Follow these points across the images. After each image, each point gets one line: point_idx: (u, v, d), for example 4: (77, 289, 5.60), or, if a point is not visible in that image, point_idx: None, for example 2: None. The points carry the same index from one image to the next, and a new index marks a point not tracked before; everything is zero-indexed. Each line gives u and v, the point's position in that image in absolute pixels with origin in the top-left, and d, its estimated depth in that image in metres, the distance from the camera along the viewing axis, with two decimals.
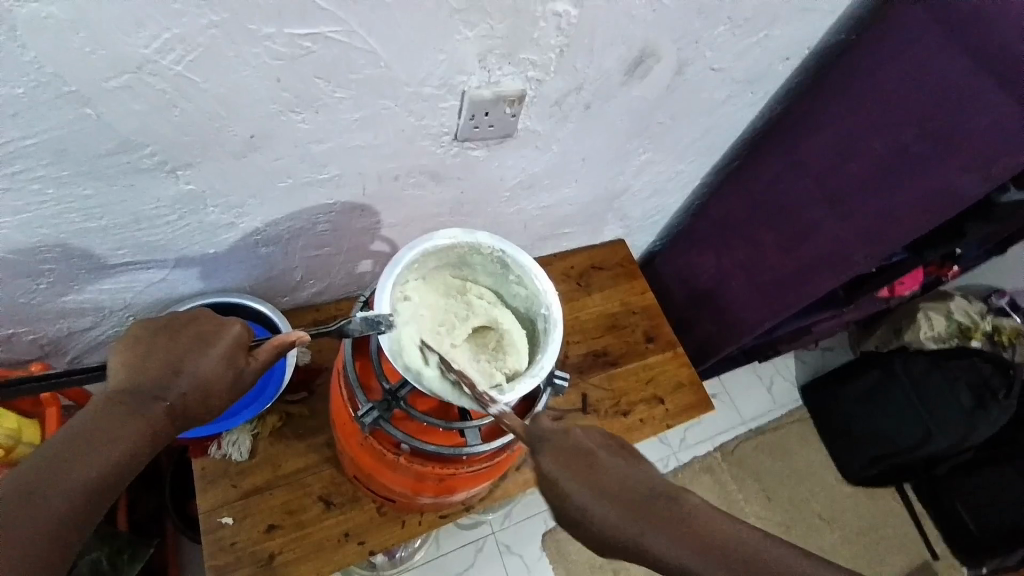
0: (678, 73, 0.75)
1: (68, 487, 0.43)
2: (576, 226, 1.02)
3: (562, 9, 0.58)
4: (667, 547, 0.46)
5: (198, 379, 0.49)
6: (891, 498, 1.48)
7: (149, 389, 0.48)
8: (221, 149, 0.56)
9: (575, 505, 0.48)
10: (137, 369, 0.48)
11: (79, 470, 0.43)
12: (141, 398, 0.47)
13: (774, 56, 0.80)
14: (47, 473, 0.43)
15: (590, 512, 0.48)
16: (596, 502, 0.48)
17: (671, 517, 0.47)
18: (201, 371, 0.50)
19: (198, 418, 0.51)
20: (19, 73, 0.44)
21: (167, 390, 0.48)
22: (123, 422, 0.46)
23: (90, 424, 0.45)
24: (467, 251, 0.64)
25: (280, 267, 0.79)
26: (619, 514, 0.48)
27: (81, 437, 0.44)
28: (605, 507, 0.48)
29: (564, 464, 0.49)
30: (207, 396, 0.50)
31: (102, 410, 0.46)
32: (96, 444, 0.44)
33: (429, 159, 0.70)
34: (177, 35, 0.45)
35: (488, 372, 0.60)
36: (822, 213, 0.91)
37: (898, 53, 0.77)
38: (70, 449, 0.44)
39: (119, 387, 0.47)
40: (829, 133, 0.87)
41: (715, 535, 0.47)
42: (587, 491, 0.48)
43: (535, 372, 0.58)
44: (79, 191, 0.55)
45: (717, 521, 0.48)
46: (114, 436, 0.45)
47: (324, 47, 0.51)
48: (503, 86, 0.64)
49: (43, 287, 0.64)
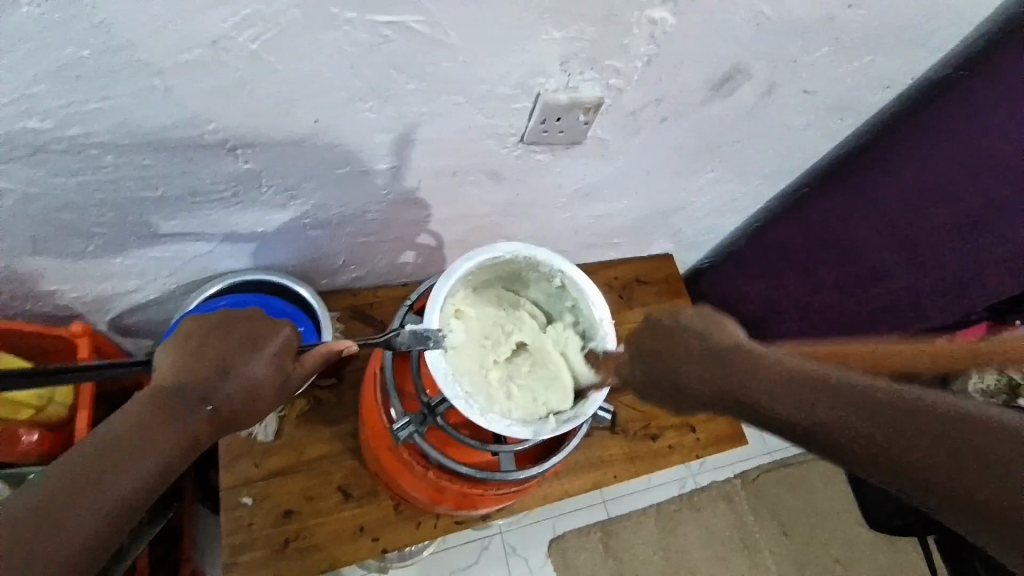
0: (765, 93, 0.70)
1: (100, 502, 0.39)
2: (626, 238, 0.97)
3: (659, 17, 0.53)
4: (730, 378, 0.49)
5: (245, 382, 0.47)
6: (912, 550, 1.43)
7: (192, 394, 0.45)
8: (285, 133, 0.54)
9: (712, 390, 0.50)
10: (180, 371, 0.46)
11: (113, 483, 0.39)
12: (185, 403, 0.44)
13: (871, 86, 0.74)
14: (75, 488, 0.38)
15: (717, 386, 0.49)
16: (724, 382, 0.49)
17: (804, 391, 0.44)
18: (248, 376, 0.47)
19: (238, 424, 0.47)
20: (88, 36, 0.41)
21: (212, 395, 0.45)
22: (160, 426, 0.42)
23: (126, 429, 0.41)
24: (514, 262, 0.61)
25: (325, 251, 0.77)
26: (757, 396, 0.47)
27: (116, 441, 0.41)
28: (734, 383, 0.48)
29: (686, 358, 0.53)
30: (251, 403, 0.47)
31: (140, 413, 0.42)
32: (132, 452, 0.41)
33: (490, 159, 0.67)
34: (256, 12, 0.43)
35: (528, 405, 0.59)
36: (894, 260, 0.86)
37: (1010, 98, 0.69)
38: (102, 459, 0.40)
39: (159, 389, 0.44)
40: (917, 176, 0.80)
41: (862, 400, 0.42)
42: (709, 378, 0.50)
43: (580, 413, 0.57)
44: (137, 160, 0.53)
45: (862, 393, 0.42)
46: (153, 444, 0.42)
47: (404, 37, 0.48)
48: (581, 92, 0.60)
49: (91, 249, 0.63)
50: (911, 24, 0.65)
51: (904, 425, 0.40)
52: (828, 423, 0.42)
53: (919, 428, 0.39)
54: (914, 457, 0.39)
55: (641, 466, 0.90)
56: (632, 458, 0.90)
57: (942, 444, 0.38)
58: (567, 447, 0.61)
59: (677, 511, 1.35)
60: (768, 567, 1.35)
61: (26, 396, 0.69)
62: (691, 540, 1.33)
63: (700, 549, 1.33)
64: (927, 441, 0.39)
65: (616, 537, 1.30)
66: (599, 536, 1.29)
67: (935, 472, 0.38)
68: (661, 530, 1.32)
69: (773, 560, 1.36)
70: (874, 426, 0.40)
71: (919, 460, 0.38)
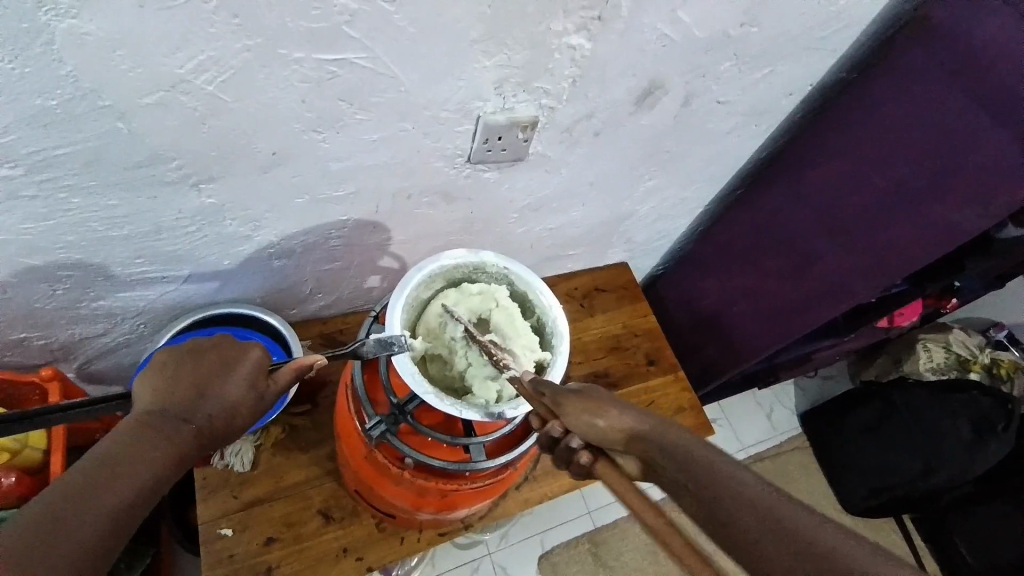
0: (684, 105, 0.78)
1: (97, 513, 0.40)
2: (581, 248, 1.03)
3: (576, 42, 0.60)
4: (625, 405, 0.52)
5: (226, 401, 0.51)
6: (891, 530, 1.49)
7: (177, 413, 0.48)
8: (245, 165, 0.58)
9: (717, 499, 0.40)
10: (163, 393, 0.50)
11: (111, 490, 0.41)
12: (170, 420, 0.47)
13: (778, 91, 0.83)
14: (70, 499, 0.40)
15: (736, 496, 0.40)
16: (751, 504, 0.39)
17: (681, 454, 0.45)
18: (228, 393, 0.52)
19: (219, 439, 0.52)
20: (57, 86, 0.45)
21: (198, 412, 0.49)
22: (156, 444, 0.45)
23: (118, 443, 0.44)
24: (470, 284, 0.67)
25: (292, 280, 0.80)
26: (649, 439, 0.48)
27: (115, 457, 0.43)
28: (808, 545, 0.35)
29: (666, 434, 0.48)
30: (233, 417, 0.51)
31: (131, 429, 0.45)
32: (128, 465, 0.43)
33: (442, 180, 0.72)
34: (211, 57, 0.47)
35: (452, 380, 0.65)
36: (824, 245, 0.92)
37: (908, 91, 0.77)
38: (91, 478, 0.41)
39: (146, 410, 0.48)
40: (841, 168, 0.86)
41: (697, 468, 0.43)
42: (735, 498, 0.40)
43: (454, 402, 0.58)
44: (105, 201, 0.57)
45: (722, 465, 0.43)
46: (140, 461, 0.44)
47: (349, 72, 0.53)
48: (516, 112, 0.66)
49: (60, 293, 0.65)
50: (802, 34, 0.74)
51: (766, 517, 0.38)
52: (664, 464, 0.45)
53: (728, 495, 0.40)
54: (753, 532, 0.37)
55: None
56: None
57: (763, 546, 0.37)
58: (485, 437, 0.64)
59: None
60: None
61: (1, 441, 0.71)
62: None
63: None
64: (748, 525, 0.38)
65: (605, 547, 1.31)
66: (587, 547, 1.30)
67: (719, 523, 0.39)
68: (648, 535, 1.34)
69: None
70: (754, 521, 0.38)
71: (742, 529, 0.38)
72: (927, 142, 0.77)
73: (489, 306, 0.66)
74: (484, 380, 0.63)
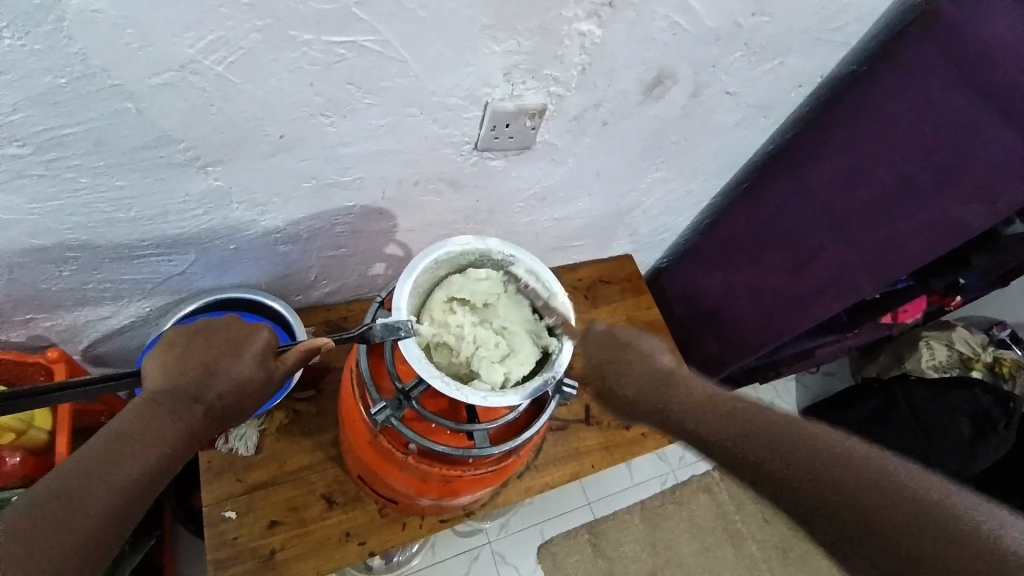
0: (693, 95, 0.77)
1: (104, 492, 0.43)
2: (586, 239, 1.03)
3: (587, 29, 0.60)
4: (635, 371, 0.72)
5: (236, 379, 0.52)
6: None
7: (188, 390, 0.50)
8: (252, 148, 0.58)
9: (783, 463, 0.53)
10: (173, 371, 0.51)
11: (118, 470, 0.44)
12: (180, 399, 0.50)
13: (787, 84, 0.83)
14: (79, 478, 0.43)
15: (796, 461, 0.52)
16: (809, 462, 0.52)
17: (728, 426, 0.59)
18: (237, 371, 0.53)
19: (230, 415, 0.53)
20: (66, 64, 0.45)
21: (208, 389, 0.51)
22: (164, 423, 0.48)
23: (126, 423, 0.47)
24: (477, 270, 0.68)
25: (296, 266, 0.80)
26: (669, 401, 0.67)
27: (123, 436, 0.46)
28: (861, 479, 0.49)
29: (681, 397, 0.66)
30: (244, 395, 0.53)
31: (139, 408, 0.48)
32: (136, 445, 0.46)
33: (448, 167, 0.72)
34: (220, 37, 0.47)
35: (458, 365, 0.65)
36: (827, 241, 0.92)
37: (915, 85, 0.76)
38: (100, 456, 0.44)
39: (157, 388, 0.50)
40: (847, 163, 0.86)
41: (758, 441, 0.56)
42: (790, 459, 0.53)
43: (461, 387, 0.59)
44: (113, 181, 0.56)
45: (761, 437, 0.56)
46: (148, 442, 0.47)
47: (358, 55, 0.53)
48: (525, 99, 0.66)
49: (67, 274, 0.66)
50: (815, 25, 0.73)
51: (830, 472, 0.51)
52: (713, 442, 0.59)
53: (793, 458, 0.53)
54: (824, 491, 0.50)
55: (617, 454, 0.91)
56: (607, 447, 0.91)
57: (835, 485, 0.50)
58: (489, 424, 0.63)
59: (660, 507, 1.37)
60: (754, 557, 1.38)
61: (6, 421, 0.71)
62: (677, 534, 1.36)
63: (687, 544, 1.36)
64: (831, 487, 0.50)
65: (604, 537, 1.31)
66: (587, 537, 1.30)
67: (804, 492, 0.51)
68: (647, 526, 1.35)
69: (757, 546, 1.39)
70: (825, 479, 0.50)
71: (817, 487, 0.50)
72: (934, 138, 0.76)
73: (497, 291, 0.68)
74: (487, 366, 0.63)
